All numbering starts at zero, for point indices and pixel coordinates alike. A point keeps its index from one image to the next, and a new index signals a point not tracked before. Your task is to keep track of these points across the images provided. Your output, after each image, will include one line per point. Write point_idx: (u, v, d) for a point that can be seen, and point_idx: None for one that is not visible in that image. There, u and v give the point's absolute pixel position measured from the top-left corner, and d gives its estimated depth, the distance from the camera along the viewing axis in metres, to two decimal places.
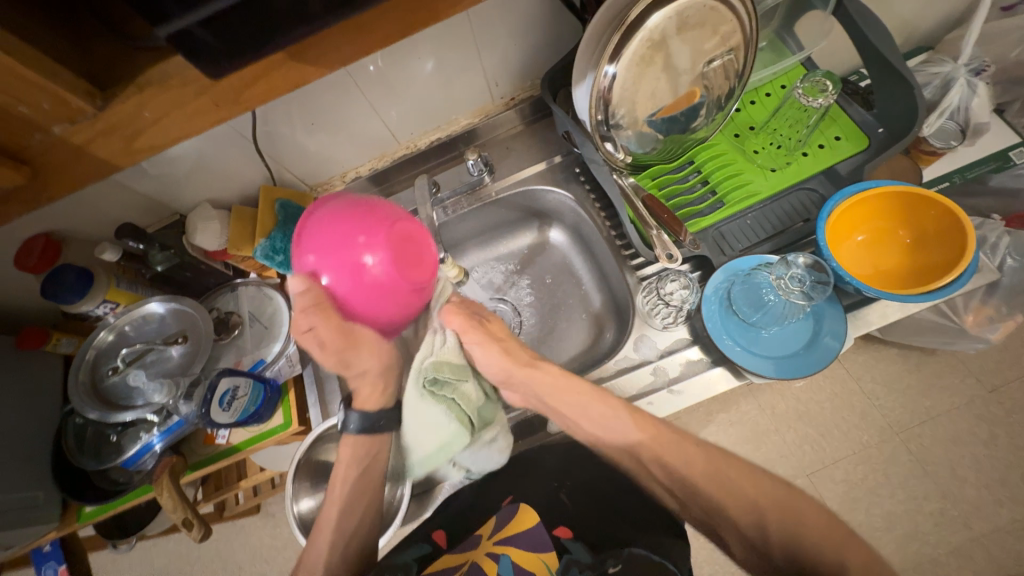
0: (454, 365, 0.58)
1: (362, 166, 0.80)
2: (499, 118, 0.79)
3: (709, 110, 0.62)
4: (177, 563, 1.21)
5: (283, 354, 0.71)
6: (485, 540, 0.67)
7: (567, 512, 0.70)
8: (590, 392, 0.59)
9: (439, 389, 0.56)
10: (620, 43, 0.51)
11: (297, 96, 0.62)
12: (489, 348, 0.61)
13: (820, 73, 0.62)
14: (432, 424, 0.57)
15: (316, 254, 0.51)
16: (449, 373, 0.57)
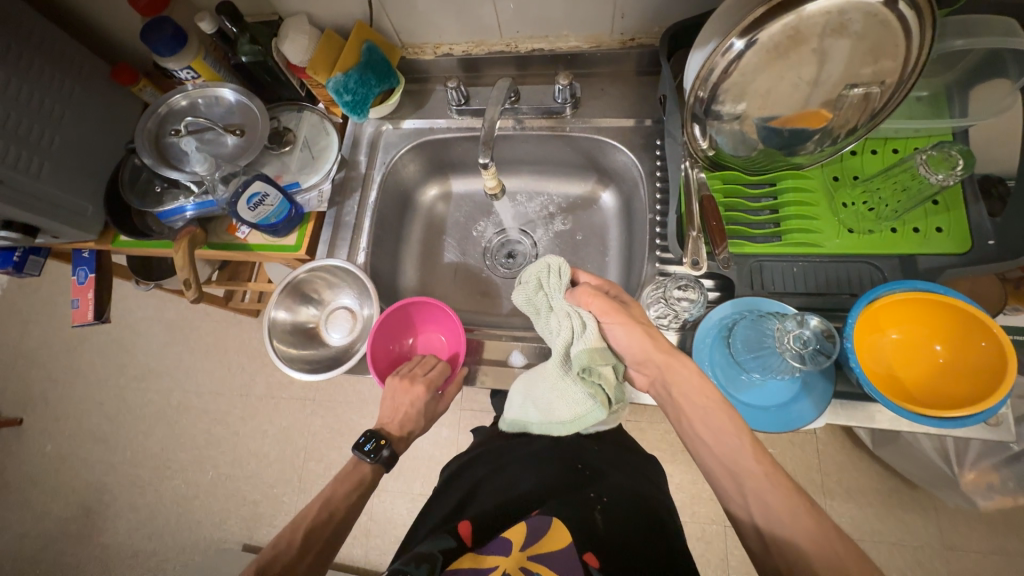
0: (603, 351, 0.58)
1: (457, 46, 0.78)
2: (609, 55, 0.73)
3: (820, 141, 0.56)
4: (182, 323, 1.40)
5: (317, 187, 0.76)
6: (516, 550, 0.61)
7: (599, 535, 0.61)
8: (712, 404, 0.54)
9: (591, 377, 0.57)
10: (761, 20, 0.46)
11: None
12: (630, 331, 0.59)
13: (957, 146, 0.52)
14: (569, 400, 0.58)
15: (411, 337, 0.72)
16: (595, 364, 0.57)
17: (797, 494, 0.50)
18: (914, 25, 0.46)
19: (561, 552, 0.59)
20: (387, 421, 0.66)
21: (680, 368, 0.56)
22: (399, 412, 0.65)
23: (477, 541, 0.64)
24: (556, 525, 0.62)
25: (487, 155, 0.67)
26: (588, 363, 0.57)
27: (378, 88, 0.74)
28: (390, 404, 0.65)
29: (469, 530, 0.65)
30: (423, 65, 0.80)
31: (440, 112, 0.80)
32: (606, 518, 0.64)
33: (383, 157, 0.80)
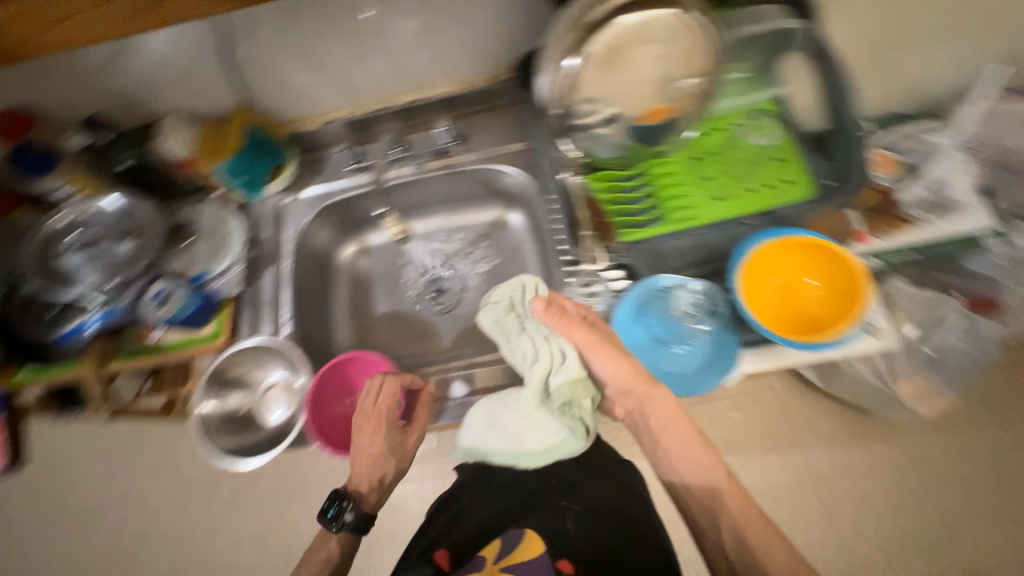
0: (579, 380, 0.64)
1: (339, 111, 0.82)
2: (479, 92, 0.79)
3: (670, 128, 0.64)
4: None
5: (228, 272, 0.75)
6: (492, 564, 0.73)
7: (569, 542, 0.73)
8: (671, 420, 0.65)
9: (567, 408, 0.64)
10: (582, 39, 0.56)
11: (292, 29, 0.67)
12: (612, 361, 0.63)
13: (764, 115, 0.69)
14: (540, 430, 0.64)
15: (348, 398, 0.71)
16: (568, 397, 0.64)
17: (735, 489, 0.65)
18: (704, 30, 0.57)
19: (537, 557, 0.73)
20: (354, 477, 0.68)
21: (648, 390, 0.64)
22: (370, 462, 0.68)
23: (454, 563, 0.73)
24: (529, 534, 0.75)
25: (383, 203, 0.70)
26: (567, 395, 0.64)
27: (268, 164, 0.77)
28: (355, 456, 0.67)
29: (445, 554, 0.74)
30: (311, 134, 0.83)
31: (338, 174, 0.83)
32: (576, 525, 0.74)
33: (290, 228, 0.80)
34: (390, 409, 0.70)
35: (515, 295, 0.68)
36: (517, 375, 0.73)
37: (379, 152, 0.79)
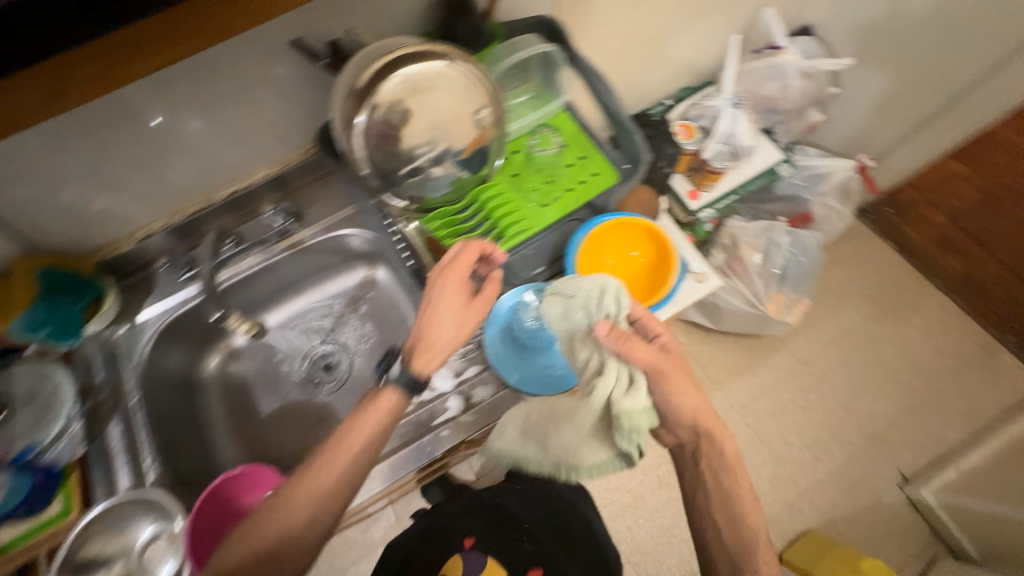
0: (645, 412, 0.51)
1: (154, 223, 0.76)
2: (299, 167, 0.79)
3: (477, 158, 0.69)
4: None
5: (66, 432, 0.66)
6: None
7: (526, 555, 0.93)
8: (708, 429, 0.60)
9: (625, 437, 0.51)
10: (362, 99, 0.58)
11: (60, 162, 0.61)
12: (683, 387, 0.56)
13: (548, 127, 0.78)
14: (591, 456, 0.57)
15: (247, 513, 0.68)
16: (629, 427, 0.51)
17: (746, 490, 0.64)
18: (474, 71, 0.61)
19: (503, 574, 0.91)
20: (424, 329, 0.59)
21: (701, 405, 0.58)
22: (440, 322, 0.60)
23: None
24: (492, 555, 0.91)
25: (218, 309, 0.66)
26: (627, 426, 0.51)
27: (80, 304, 0.70)
28: (432, 309, 0.61)
29: None
30: (130, 256, 0.76)
31: (173, 288, 0.77)
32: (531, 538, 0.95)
33: (129, 362, 0.73)
34: None
35: (592, 296, 0.55)
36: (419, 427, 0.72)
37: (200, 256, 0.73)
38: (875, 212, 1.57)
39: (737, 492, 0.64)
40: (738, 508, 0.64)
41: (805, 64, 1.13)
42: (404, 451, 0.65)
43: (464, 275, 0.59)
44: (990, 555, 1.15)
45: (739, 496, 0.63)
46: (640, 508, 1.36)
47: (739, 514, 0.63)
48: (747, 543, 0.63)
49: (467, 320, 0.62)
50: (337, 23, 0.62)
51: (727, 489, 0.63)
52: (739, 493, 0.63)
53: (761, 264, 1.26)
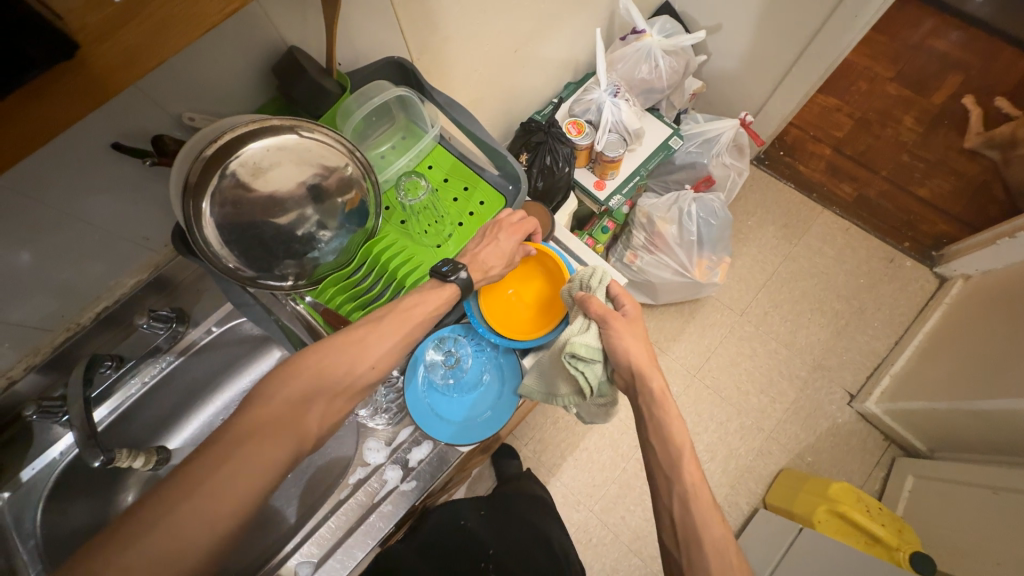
0: (591, 347, 0.60)
1: (14, 369, 0.66)
2: (174, 266, 0.73)
3: (358, 217, 0.65)
4: None
5: None
6: None
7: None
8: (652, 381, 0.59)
9: (577, 365, 0.60)
10: (200, 188, 0.54)
11: None
12: (627, 337, 0.61)
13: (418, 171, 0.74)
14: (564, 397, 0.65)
15: None
16: (577, 357, 0.60)
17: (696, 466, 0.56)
18: (322, 133, 0.58)
19: None
20: (474, 250, 0.67)
21: (645, 357, 0.60)
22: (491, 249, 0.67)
23: None
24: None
25: (98, 453, 0.60)
26: (575, 359, 0.60)
27: None
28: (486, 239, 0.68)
29: None
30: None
31: (52, 434, 0.70)
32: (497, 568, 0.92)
33: (22, 533, 0.65)
34: None
35: (588, 275, 0.66)
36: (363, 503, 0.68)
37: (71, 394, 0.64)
38: (769, 158, 1.67)
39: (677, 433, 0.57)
40: (678, 449, 0.56)
41: (667, 44, 1.18)
42: (352, 539, 0.61)
43: (525, 226, 0.68)
44: (935, 446, 1.25)
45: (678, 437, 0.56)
46: (629, 494, 1.39)
47: (682, 455, 0.56)
48: (694, 487, 0.54)
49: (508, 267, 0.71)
50: (162, 114, 0.57)
51: (667, 429, 0.57)
52: (678, 436, 0.57)
53: (678, 235, 1.30)
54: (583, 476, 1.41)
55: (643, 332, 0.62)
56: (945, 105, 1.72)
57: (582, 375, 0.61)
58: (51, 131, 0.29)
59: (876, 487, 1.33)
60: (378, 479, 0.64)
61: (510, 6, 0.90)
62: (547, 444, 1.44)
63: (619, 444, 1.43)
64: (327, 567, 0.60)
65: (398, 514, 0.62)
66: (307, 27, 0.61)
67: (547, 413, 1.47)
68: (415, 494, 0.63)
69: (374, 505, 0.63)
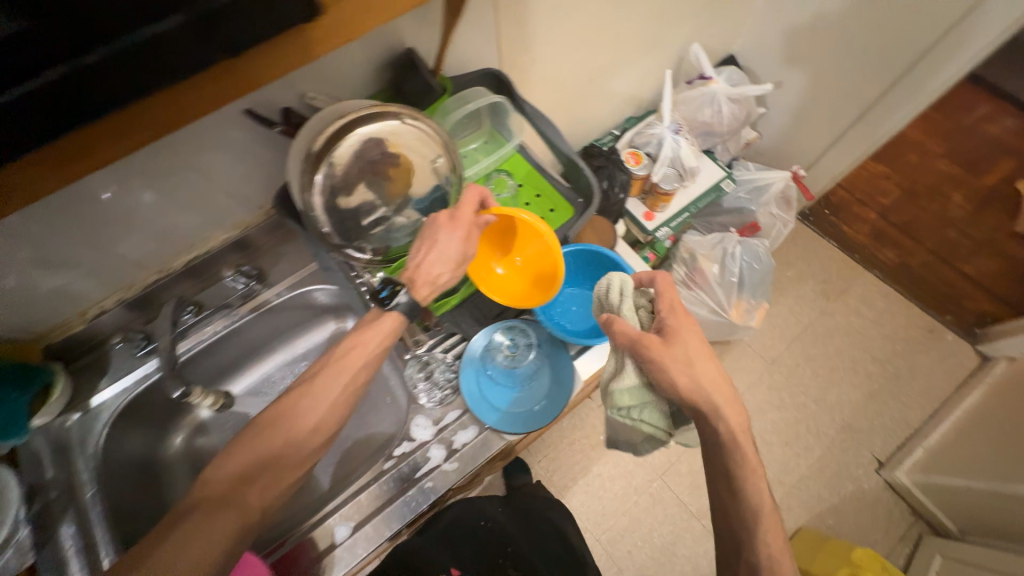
0: (632, 391, 0.61)
1: (107, 300, 0.73)
2: (262, 228, 0.79)
3: (439, 205, 0.72)
4: None
5: (13, 540, 0.60)
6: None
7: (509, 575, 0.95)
8: (725, 415, 0.61)
9: (625, 412, 0.62)
10: (317, 163, 0.60)
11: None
12: (675, 369, 0.60)
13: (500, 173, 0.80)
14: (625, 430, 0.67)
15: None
16: (621, 403, 0.61)
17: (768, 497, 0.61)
18: (422, 123, 0.64)
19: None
20: (418, 262, 0.64)
21: (721, 389, 0.61)
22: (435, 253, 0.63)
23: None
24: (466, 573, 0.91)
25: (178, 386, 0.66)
26: (619, 403, 0.62)
27: (27, 395, 0.65)
28: (428, 244, 0.63)
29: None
30: (81, 337, 0.72)
31: (127, 366, 0.74)
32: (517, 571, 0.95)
33: (83, 452, 0.68)
34: None
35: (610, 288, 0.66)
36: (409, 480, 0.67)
37: (159, 328, 0.70)
38: (814, 215, 1.68)
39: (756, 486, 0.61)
40: (753, 500, 0.61)
41: (732, 91, 1.23)
42: (391, 508, 0.63)
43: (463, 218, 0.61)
44: (967, 529, 1.19)
45: (752, 487, 0.61)
46: (637, 529, 1.36)
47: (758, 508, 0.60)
48: (766, 535, 0.59)
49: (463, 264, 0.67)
50: (291, 90, 0.63)
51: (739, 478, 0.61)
52: (755, 488, 0.61)
53: (719, 274, 1.32)
54: (593, 499, 1.39)
55: (705, 359, 0.61)
56: (997, 187, 1.72)
57: (632, 417, 0.62)
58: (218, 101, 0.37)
59: (899, 563, 1.28)
60: (421, 457, 0.66)
61: (593, 39, 0.97)
62: (560, 463, 1.43)
63: (633, 475, 1.41)
64: (365, 530, 0.62)
65: (435, 495, 0.64)
66: (427, 33, 0.68)
67: (564, 432, 1.46)
68: (455, 476, 0.65)
69: (413, 481, 0.65)
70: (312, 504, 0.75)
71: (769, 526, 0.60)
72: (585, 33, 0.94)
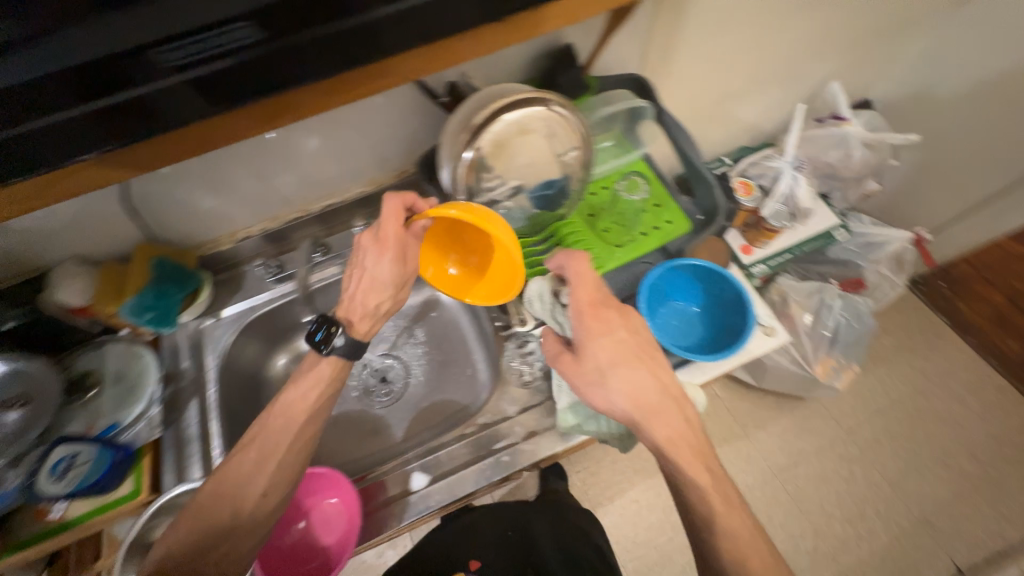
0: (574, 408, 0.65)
1: (254, 227, 0.82)
2: (391, 188, 0.85)
3: (564, 195, 0.74)
4: None
5: (144, 415, 0.69)
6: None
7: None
8: (663, 431, 0.56)
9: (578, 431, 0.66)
10: (472, 138, 0.62)
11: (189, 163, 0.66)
12: (601, 384, 0.57)
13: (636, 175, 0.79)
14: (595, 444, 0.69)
15: (332, 499, 0.62)
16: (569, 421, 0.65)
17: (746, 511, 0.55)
18: (571, 115, 0.65)
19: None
20: (352, 295, 0.65)
21: (650, 402, 0.56)
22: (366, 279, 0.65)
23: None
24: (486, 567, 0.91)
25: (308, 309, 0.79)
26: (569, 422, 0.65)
27: (181, 293, 0.75)
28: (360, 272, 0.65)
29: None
30: (225, 254, 0.82)
31: (255, 288, 0.83)
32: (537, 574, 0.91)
33: (212, 352, 0.77)
34: (331, 530, 0.60)
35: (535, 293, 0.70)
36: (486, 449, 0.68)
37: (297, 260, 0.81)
38: (928, 285, 1.53)
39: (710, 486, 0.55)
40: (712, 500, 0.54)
41: (871, 136, 1.14)
42: (469, 470, 0.66)
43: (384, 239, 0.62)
44: None
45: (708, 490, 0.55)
46: (664, 566, 1.30)
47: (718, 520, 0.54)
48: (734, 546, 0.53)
49: (403, 283, 0.68)
50: (456, 66, 0.68)
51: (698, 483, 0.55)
52: (716, 495, 0.55)
53: (810, 325, 1.23)
54: (625, 524, 1.35)
55: (635, 366, 0.57)
56: None
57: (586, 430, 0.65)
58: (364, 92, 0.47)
59: None
60: (503, 430, 0.68)
61: (730, 60, 0.96)
62: (597, 479, 1.40)
63: (671, 511, 1.35)
64: (441, 485, 0.65)
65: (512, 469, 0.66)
66: (587, 31, 0.70)
67: (608, 449, 1.43)
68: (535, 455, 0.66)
69: (492, 451, 0.67)
70: (382, 452, 0.79)
71: (735, 533, 0.53)
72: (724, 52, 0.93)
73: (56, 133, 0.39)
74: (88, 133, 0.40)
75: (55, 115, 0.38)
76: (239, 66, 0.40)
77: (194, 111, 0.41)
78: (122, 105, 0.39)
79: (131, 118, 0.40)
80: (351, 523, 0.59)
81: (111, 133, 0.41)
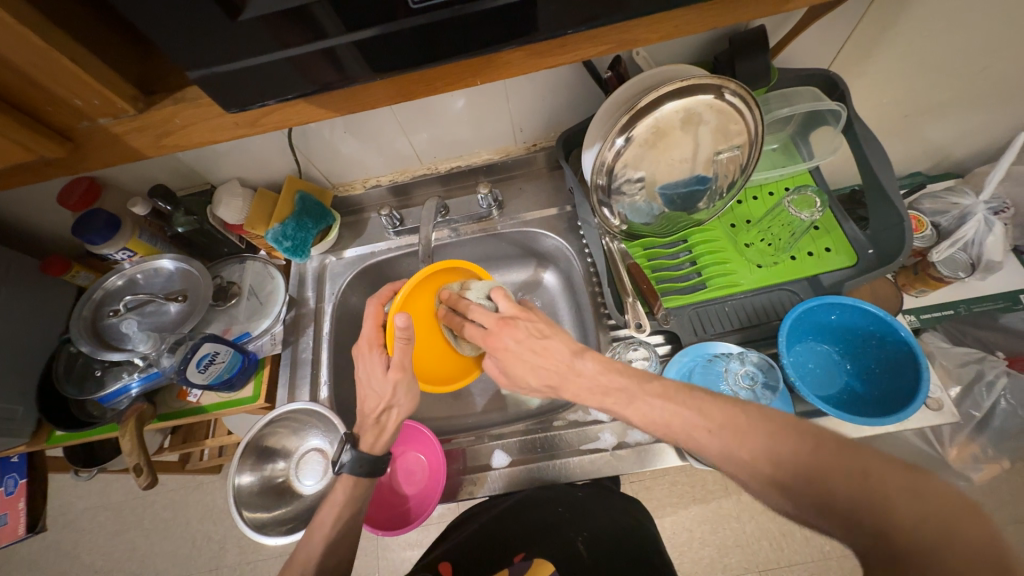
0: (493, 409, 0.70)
1: (383, 176, 0.86)
2: (519, 159, 0.84)
3: (710, 196, 0.66)
4: (165, 507, 1.43)
5: (269, 331, 0.76)
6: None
7: (581, 562, 0.72)
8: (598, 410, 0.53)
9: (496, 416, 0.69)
10: (629, 123, 0.55)
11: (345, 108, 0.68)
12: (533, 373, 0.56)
13: (812, 190, 0.65)
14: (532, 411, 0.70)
15: (424, 455, 0.67)
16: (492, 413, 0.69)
17: None
18: (747, 108, 0.55)
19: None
20: (372, 405, 0.61)
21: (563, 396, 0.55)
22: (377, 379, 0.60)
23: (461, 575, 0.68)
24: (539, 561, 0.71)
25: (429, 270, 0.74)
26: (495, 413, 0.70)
27: (316, 229, 0.79)
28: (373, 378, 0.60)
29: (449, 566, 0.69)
30: (355, 199, 0.87)
31: (379, 237, 0.87)
32: (590, 547, 0.73)
33: (331, 288, 0.83)
34: (421, 481, 0.66)
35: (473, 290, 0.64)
36: (570, 449, 0.67)
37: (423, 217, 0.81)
38: None
39: (776, 451, 0.42)
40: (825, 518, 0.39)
41: None
42: (554, 462, 0.66)
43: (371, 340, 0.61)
44: None
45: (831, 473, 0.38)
46: None
47: (859, 502, 0.37)
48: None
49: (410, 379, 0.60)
50: None
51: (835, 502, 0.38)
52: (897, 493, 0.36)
53: (954, 399, 1.02)
54: None
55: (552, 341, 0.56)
56: None
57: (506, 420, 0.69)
58: (543, 63, 0.38)
59: None
60: (592, 433, 0.66)
61: (948, 67, 0.77)
62: None
63: None
64: (522, 468, 0.66)
65: (594, 473, 0.64)
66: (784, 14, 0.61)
67: None
68: (623, 469, 0.64)
69: (577, 450, 0.66)
70: (461, 418, 0.81)
71: None
72: (944, 57, 0.75)
73: (248, 77, 0.32)
74: (273, 82, 0.33)
75: (241, 60, 0.31)
76: (466, 16, 0.31)
77: (348, 78, 0.34)
78: (315, 54, 0.32)
79: (355, 63, 0.33)
80: (434, 477, 0.64)
81: (242, 90, 0.33)
